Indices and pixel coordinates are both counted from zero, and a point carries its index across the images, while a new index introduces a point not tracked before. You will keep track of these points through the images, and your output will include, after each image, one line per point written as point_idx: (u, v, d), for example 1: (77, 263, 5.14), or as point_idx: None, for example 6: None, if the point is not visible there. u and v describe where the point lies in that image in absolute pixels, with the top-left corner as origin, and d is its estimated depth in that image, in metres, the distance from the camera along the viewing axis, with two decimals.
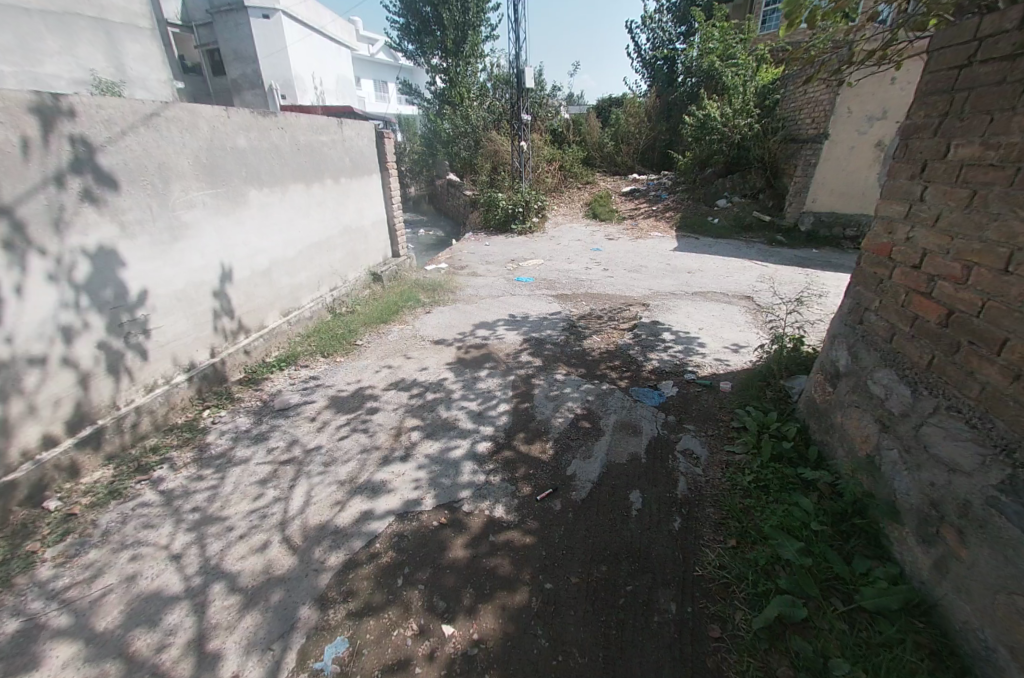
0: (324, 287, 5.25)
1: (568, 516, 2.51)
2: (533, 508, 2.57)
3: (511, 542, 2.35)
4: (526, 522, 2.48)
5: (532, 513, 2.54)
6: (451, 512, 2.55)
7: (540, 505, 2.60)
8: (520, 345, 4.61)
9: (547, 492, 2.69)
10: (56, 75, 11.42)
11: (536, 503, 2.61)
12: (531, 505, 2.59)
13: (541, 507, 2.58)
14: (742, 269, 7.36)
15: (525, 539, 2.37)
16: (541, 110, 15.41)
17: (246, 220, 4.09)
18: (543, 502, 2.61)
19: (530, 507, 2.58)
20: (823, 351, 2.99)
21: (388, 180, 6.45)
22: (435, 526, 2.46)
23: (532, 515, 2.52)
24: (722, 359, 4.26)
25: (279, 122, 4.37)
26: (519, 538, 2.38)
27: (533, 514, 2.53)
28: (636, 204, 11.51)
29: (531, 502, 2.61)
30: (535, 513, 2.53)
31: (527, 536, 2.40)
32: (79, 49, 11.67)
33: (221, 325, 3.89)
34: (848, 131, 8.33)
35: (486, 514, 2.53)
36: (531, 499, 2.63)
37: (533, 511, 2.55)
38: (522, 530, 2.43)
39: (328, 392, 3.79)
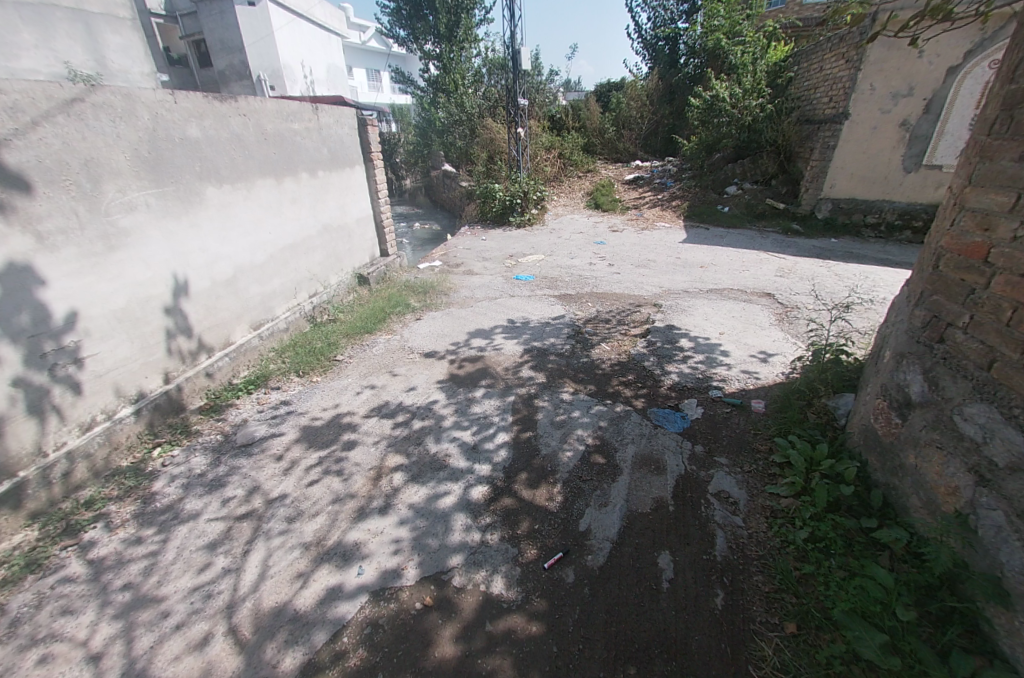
0: (301, 294, 4.73)
1: (583, 592, 2.03)
2: (540, 582, 2.08)
3: (514, 635, 1.87)
4: (532, 603, 1.99)
5: (539, 589, 2.05)
6: (438, 589, 2.07)
7: (548, 577, 2.11)
8: (520, 356, 4.09)
9: (555, 557, 2.20)
10: (33, 69, 10.67)
11: (543, 574, 2.12)
12: (537, 577, 2.10)
13: (550, 579, 2.09)
14: (759, 263, 6.81)
15: (531, 629, 1.89)
16: (539, 96, 14.70)
17: (203, 222, 3.56)
18: (551, 573, 2.12)
19: (536, 580, 2.09)
20: (887, 373, 2.47)
21: (373, 172, 5.88)
22: (418, 609, 1.99)
23: (540, 593, 2.03)
24: (750, 372, 3.75)
25: (240, 108, 3.82)
26: (524, 628, 1.90)
27: (540, 591, 2.04)
28: (640, 193, 10.88)
29: (537, 574, 2.12)
30: (542, 589, 2.04)
31: (533, 624, 1.92)
32: (56, 42, 10.95)
33: (175, 345, 3.39)
34: (870, 109, 7.68)
35: (480, 592, 2.05)
36: (537, 568, 2.14)
37: (540, 587, 2.06)
38: (527, 614, 1.95)
39: (300, 423, 3.30)
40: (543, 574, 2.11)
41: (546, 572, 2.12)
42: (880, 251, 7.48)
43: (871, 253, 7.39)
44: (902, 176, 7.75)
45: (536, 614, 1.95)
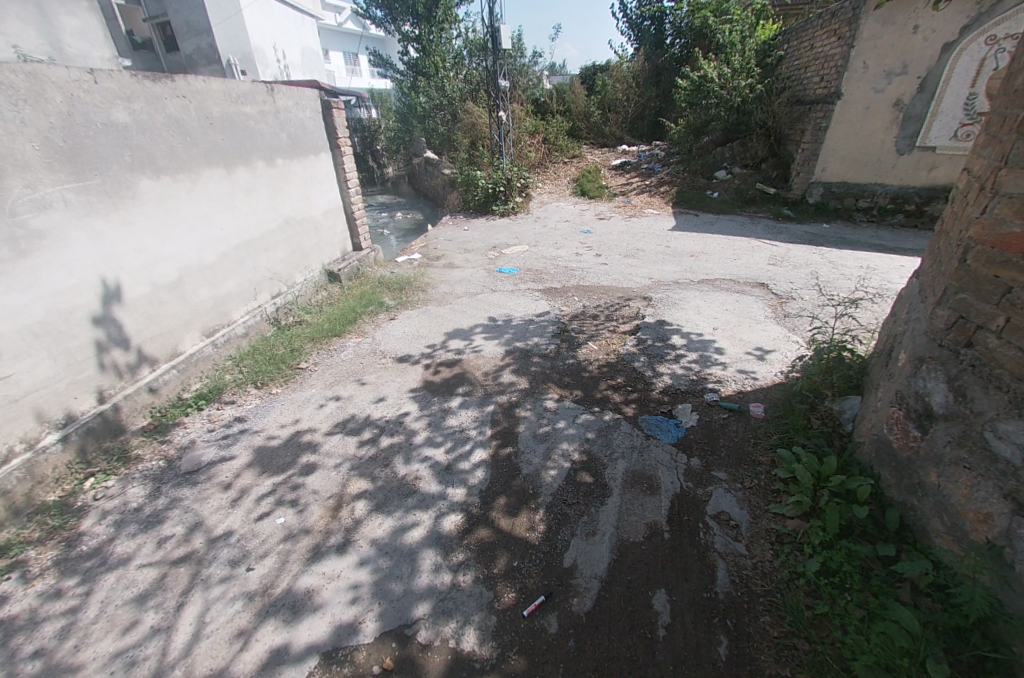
0: (262, 295, 4.36)
1: (568, 645, 1.76)
2: (518, 633, 1.80)
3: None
4: (508, 661, 1.72)
5: (517, 643, 1.77)
6: (399, 647, 1.78)
7: (528, 627, 1.83)
8: (501, 359, 3.78)
9: (536, 601, 1.92)
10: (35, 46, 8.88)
11: (522, 623, 1.84)
12: (515, 627, 1.82)
13: (530, 629, 1.82)
14: (751, 250, 6.56)
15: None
16: (522, 79, 14.16)
17: (138, 220, 3.18)
18: (532, 622, 1.85)
19: (514, 631, 1.81)
20: (903, 378, 2.22)
21: (340, 160, 5.47)
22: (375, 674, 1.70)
23: (518, 648, 1.76)
24: (747, 371, 3.50)
25: (177, 89, 3.40)
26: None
27: (519, 646, 1.76)
28: (627, 178, 10.54)
29: (515, 623, 1.84)
30: (521, 643, 1.77)
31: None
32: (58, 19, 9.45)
33: (109, 360, 3.02)
34: (863, 89, 7.41)
35: (449, 649, 1.77)
36: (515, 616, 1.87)
37: (518, 640, 1.78)
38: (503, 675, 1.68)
39: (255, 443, 2.97)
40: (522, 623, 1.84)
41: (526, 621, 1.85)
42: (873, 236, 7.28)
43: (864, 238, 7.18)
44: (894, 157, 7.53)
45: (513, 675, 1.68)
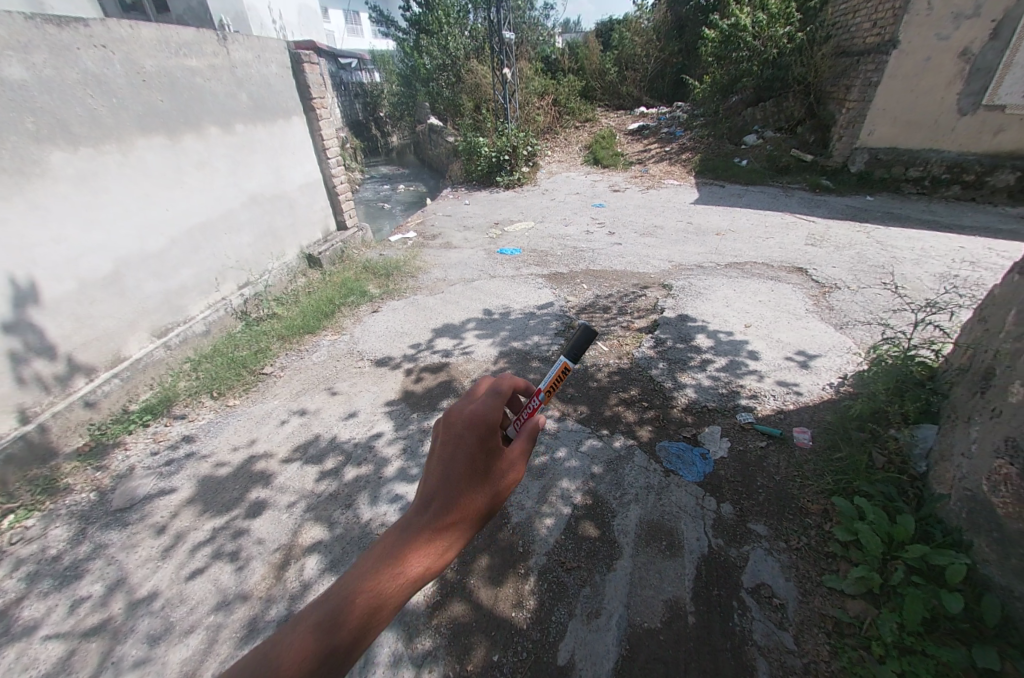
0: (225, 286, 3.81)
1: None
2: (465, 445, 0.89)
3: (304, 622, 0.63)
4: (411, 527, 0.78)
5: (442, 489, 0.84)
6: None
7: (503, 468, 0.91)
8: (495, 364, 3.25)
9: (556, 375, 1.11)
10: None
11: (475, 436, 0.90)
12: (459, 443, 0.89)
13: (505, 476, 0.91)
14: (785, 228, 5.81)
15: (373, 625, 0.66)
16: (530, 33, 12.85)
17: (51, 203, 2.58)
18: (519, 458, 0.95)
19: (446, 448, 0.88)
20: (1018, 420, 1.63)
21: (317, 125, 4.71)
22: None
23: (433, 502, 0.82)
24: (787, 383, 2.92)
25: (93, 36, 2.70)
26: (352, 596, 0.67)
27: (445, 497, 0.83)
28: (644, 146, 9.63)
29: (451, 427, 0.91)
30: (450, 488, 0.84)
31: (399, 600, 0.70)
32: None
33: (29, 372, 2.52)
34: (923, 34, 6.13)
35: None
36: (471, 413, 0.91)
37: (444, 479, 0.84)
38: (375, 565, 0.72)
39: (201, 472, 2.51)
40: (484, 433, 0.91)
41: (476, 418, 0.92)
42: (923, 210, 6.21)
43: (915, 214, 6.08)
44: (954, 118, 6.33)
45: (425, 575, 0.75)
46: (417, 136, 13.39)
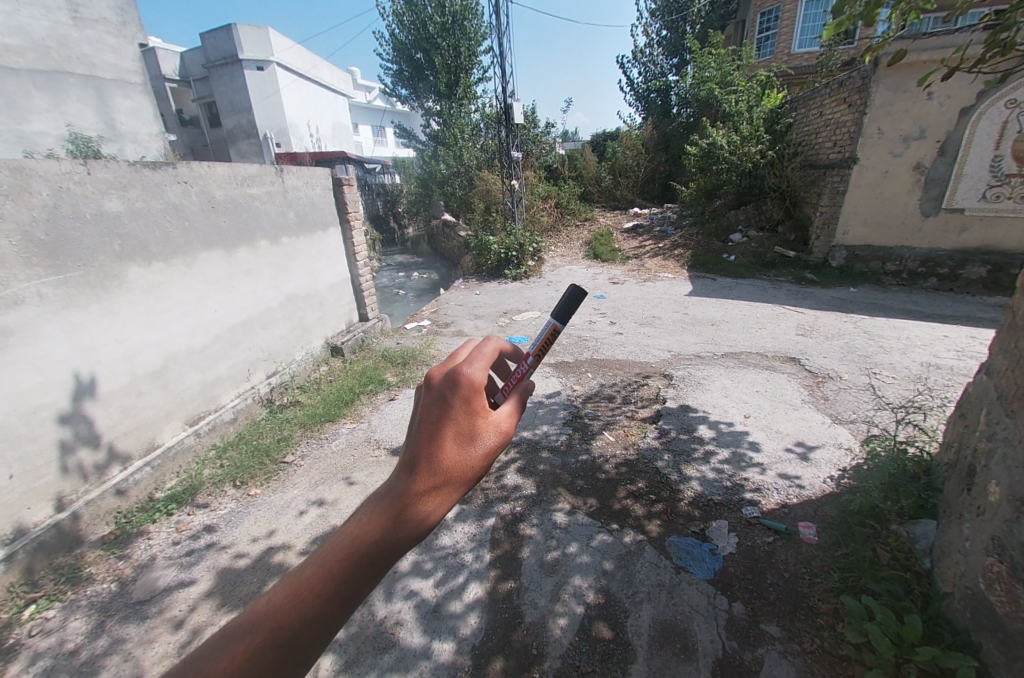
0: (255, 376, 4.10)
1: None
2: (445, 408, 0.94)
3: (304, 586, 0.78)
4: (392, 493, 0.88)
5: (424, 455, 0.91)
6: None
7: (489, 431, 0.95)
8: (506, 454, 3.39)
9: (547, 336, 1.26)
10: None
11: (455, 397, 0.94)
12: (438, 406, 0.94)
13: (491, 438, 0.95)
14: (776, 319, 6.19)
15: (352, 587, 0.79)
16: (534, 147, 14.62)
17: (123, 309, 2.96)
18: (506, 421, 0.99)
19: (427, 412, 0.94)
20: (1001, 519, 1.72)
21: (350, 234, 5.33)
22: None
23: (416, 464, 0.89)
24: (789, 476, 3.02)
25: (179, 175, 3.29)
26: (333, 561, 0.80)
27: (427, 460, 0.89)
28: (640, 242, 10.51)
29: (434, 389, 0.97)
30: (431, 452, 0.90)
31: (382, 563, 0.82)
32: None
33: (73, 462, 2.69)
34: (879, 153, 6.97)
35: None
36: (453, 379, 0.95)
37: (426, 444, 0.92)
38: (355, 530, 0.84)
39: (220, 564, 2.58)
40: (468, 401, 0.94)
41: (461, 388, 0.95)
42: (905, 300, 6.62)
43: (899, 305, 6.46)
44: (919, 220, 6.98)
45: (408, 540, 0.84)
46: (432, 230, 14.65)
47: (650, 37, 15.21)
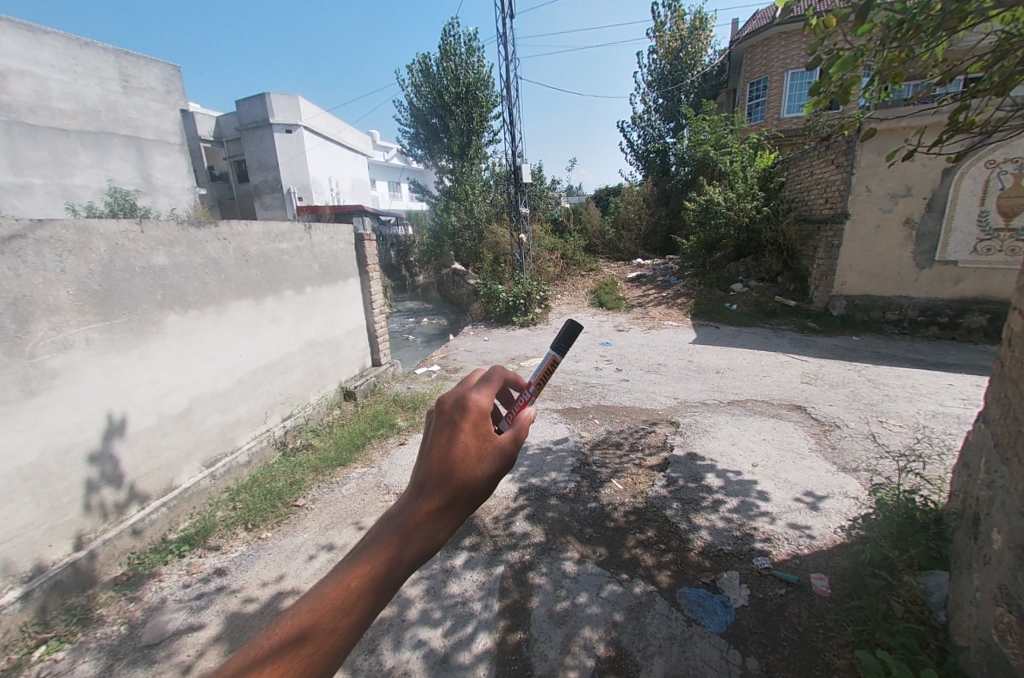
0: (271, 419, 4.22)
1: None
2: (454, 430, 1.06)
3: (325, 599, 0.81)
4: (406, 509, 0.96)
5: (435, 473, 1.01)
6: None
7: (494, 452, 1.07)
8: (515, 501, 3.42)
9: (546, 367, 1.39)
10: None
11: (463, 421, 1.07)
12: (449, 429, 1.07)
13: (496, 459, 1.06)
14: (780, 367, 6.28)
15: (370, 599, 0.83)
16: (541, 202, 15.42)
17: (157, 353, 3.16)
18: (510, 444, 1.11)
19: (438, 434, 1.07)
20: (1007, 567, 1.73)
21: (368, 284, 5.64)
22: None
23: (428, 481, 1.00)
24: (799, 526, 3.01)
25: (219, 233, 3.60)
26: (351, 574, 0.85)
27: (439, 479, 1.00)
28: (643, 291, 10.82)
29: (446, 414, 1.10)
30: (442, 471, 1.00)
31: (396, 577, 0.87)
32: None
33: (96, 500, 2.78)
34: (869, 209, 7.32)
35: None
36: (462, 405, 1.09)
37: (437, 464, 1.03)
38: (372, 545, 0.89)
39: (229, 608, 2.58)
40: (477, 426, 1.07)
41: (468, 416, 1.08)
42: (908, 349, 6.70)
43: (902, 353, 6.55)
44: (915, 272, 7.22)
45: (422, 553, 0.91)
46: (442, 278, 15.17)
47: (648, 104, 16.40)
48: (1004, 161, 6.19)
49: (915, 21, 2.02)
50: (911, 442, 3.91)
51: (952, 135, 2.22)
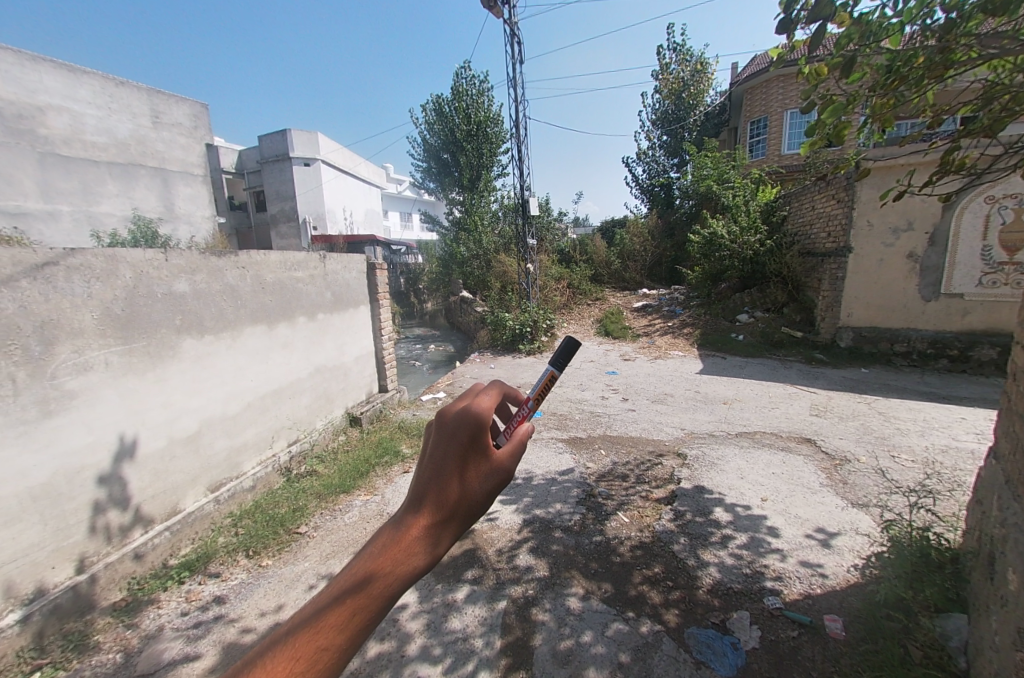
0: (277, 444, 4.24)
1: None
2: (454, 445, 1.05)
3: (319, 619, 0.82)
4: (402, 526, 0.97)
5: (433, 489, 1.01)
6: None
7: (492, 468, 1.07)
8: (518, 533, 3.37)
9: (545, 383, 1.38)
10: None
11: (463, 435, 1.06)
12: (449, 443, 1.06)
13: (494, 475, 1.06)
14: (788, 398, 6.23)
15: (364, 618, 0.84)
16: (548, 233, 15.77)
17: (172, 377, 3.24)
18: (509, 459, 1.10)
19: (437, 449, 1.06)
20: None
21: (378, 311, 5.75)
22: None
23: (426, 497, 0.99)
24: (811, 565, 2.92)
25: (238, 262, 3.75)
26: (347, 596, 0.85)
27: (434, 496, 1.00)
28: (649, 321, 10.87)
29: (442, 428, 1.09)
30: (438, 489, 1.00)
31: (390, 597, 0.87)
32: None
33: (102, 522, 2.79)
34: (872, 243, 7.41)
35: None
36: (458, 419, 1.07)
37: (434, 480, 1.02)
38: (367, 564, 0.90)
39: (227, 638, 2.54)
40: (473, 442, 1.06)
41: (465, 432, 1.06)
42: (919, 381, 6.62)
43: (912, 386, 6.47)
44: (921, 305, 7.22)
45: (417, 572, 0.91)
46: (450, 305, 15.38)
47: (652, 141, 16.95)
48: (1003, 197, 6.36)
49: (900, 72, 2.13)
50: (924, 477, 3.83)
51: (943, 176, 2.30)
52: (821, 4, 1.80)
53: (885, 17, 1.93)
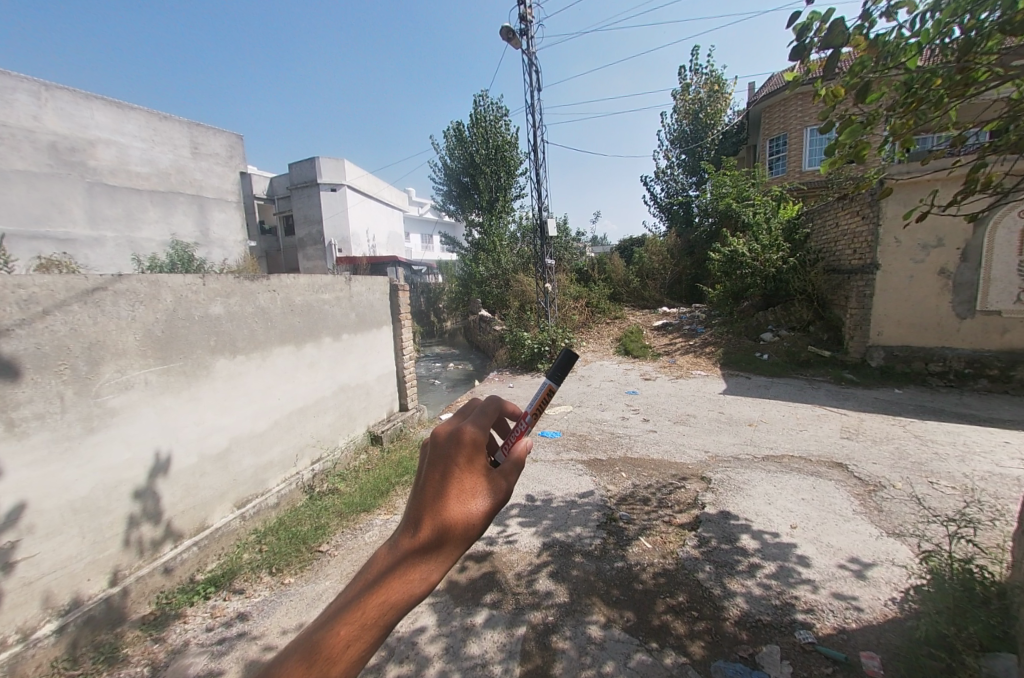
0: (301, 461, 4.32)
1: None
2: (448, 467, 1.08)
3: (317, 646, 0.85)
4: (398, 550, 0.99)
5: (427, 513, 1.04)
6: None
7: (488, 488, 1.09)
8: (538, 557, 3.33)
9: (543, 398, 1.38)
10: None
11: (459, 456, 1.09)
12: (444, 466, 1.09)
13: (492, 494, 1.08)
14: (817, 420, 6.03)
15: (361, 645, 0.86)
16: (567, 252, 15.89)
17: (205, 395, 3.38)
18: (506, 479, 1.11)
19: (435, 469, 1.09)
20: None
21: (400, 331, 5.88)
22: None
23: (424, 518, 1.02)
24: (845, 597, 2.79)
25: (269, 285, 3.92)
26: (346, 620, 0.88)
27: (430, 518, 1.02)
28: (670, 340, 10.73)
29: (440, 450, 1.13)
30: (436, 512, 1.03)
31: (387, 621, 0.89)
32: None
33: (135, 535, 2.89)
34: (900, 259, 7.21)
35: None
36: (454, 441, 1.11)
37: (431, 503, 1.05)
38: (366, 589, 0.93)
39: (249, 656, 2.56)
40: (471, 462, 1.09)
41: (462, 454, 1.09)
42: (957, 403, 6.31)
43: (951, 408, 6.18)
44: (956, 323, 6.97)
45: (413, 597, 0.93)
46: (469, 323, 15.52)
47: (670, 160, 17.06)
48: None
49: (920, 93, 2.12)
50: (965, 507, 3.63)
51: (969, 195, 2.26)
52: (834, 31, 1.83)
53: (903, 37, 1.95)
